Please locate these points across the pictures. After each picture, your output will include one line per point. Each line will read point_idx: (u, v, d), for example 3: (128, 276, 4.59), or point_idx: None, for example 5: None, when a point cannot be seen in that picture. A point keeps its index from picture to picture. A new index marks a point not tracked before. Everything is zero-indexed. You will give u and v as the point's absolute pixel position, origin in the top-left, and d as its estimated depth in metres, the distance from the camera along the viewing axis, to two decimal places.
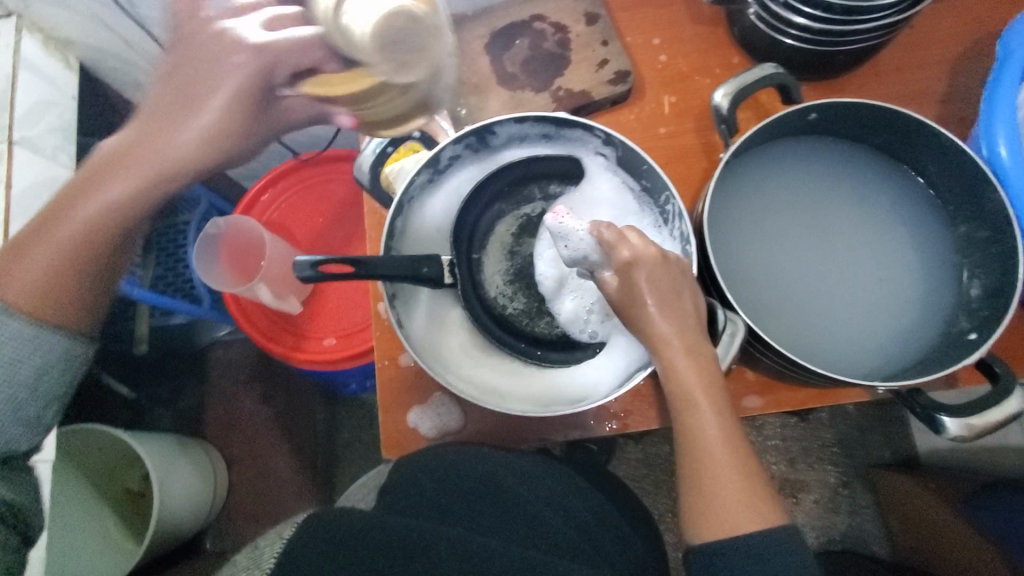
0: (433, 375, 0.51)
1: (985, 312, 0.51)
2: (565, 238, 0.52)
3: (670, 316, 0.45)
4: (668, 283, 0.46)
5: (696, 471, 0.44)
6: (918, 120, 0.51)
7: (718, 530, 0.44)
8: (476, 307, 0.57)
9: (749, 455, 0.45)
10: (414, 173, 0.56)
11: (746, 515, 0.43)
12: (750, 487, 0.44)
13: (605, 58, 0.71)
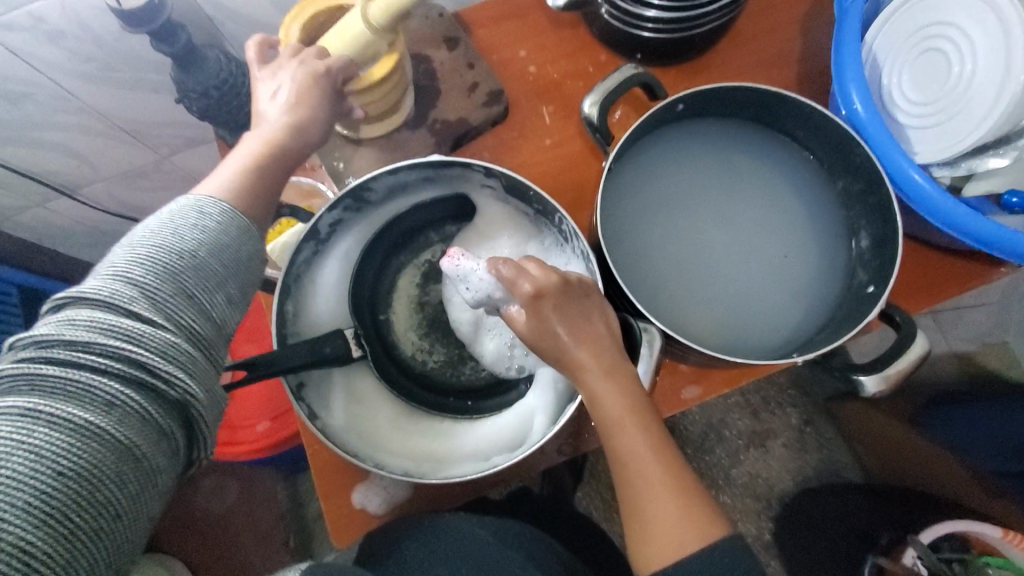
0: (355, 461, 0.47)
1: (876, 262, 0.53)
2: (465, 281, 0.48)
3: (584, 341, 0.44)
4: (573, 309, 0.45)
5: (634, 495, 0.43)
6: (774, 92, 0.53)
7: (661, 556, 0.41)
8: (394, 371, 0.57)
9: (682, 469, 0.43)
10: (296, 250, 0.52)
11: (688, 533, 0.41)
12: (687, 503, 0.42)
13: (475, 81, 0.70)
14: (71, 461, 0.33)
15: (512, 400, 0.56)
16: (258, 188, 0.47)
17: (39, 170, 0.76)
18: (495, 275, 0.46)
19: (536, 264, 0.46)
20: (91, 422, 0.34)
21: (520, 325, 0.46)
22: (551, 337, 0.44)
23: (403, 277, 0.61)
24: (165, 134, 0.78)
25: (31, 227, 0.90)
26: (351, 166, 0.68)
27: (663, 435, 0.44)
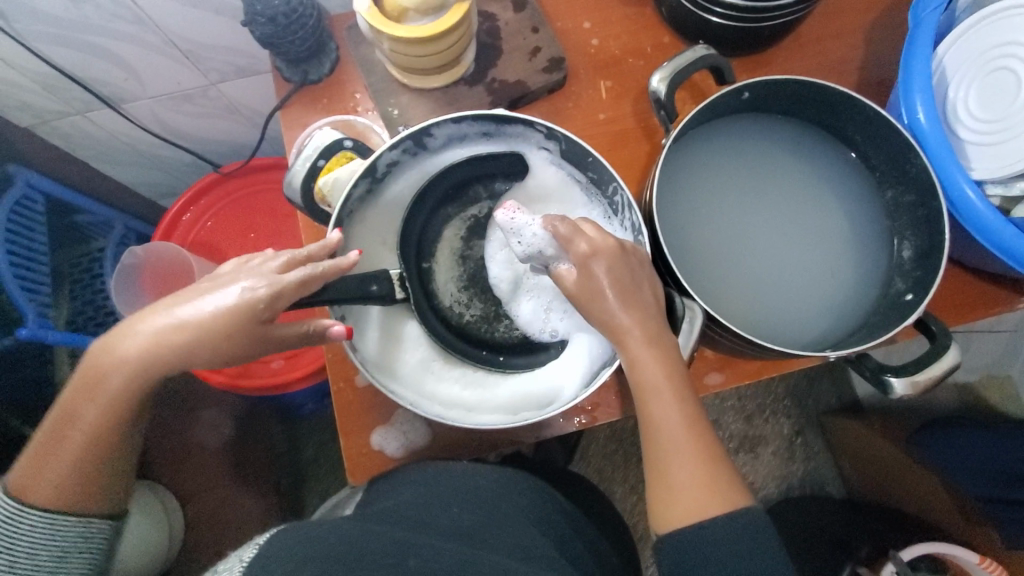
0: (390, 395, 0.49)
1: (917, 272, 0.54)
2: (517, 234, 0.49)
3: (631, 308, 0.45)
4: (625, 277, 0.45)
5: (661, 459, 0.44)
6: (841, 93, 0.53)
7: (682, 518, 0.43)
8: (432, 319, 0.57)
9: (711, 441, 0.44)
10: (352, 185, 0.52)
11: (709, 501, 0.43)
12: (713, 473, 0.43)
13: (537, 45, 0.69)
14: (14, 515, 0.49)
15: (543, 362, 0.57)
16: (188, 339, 0.46)
17: (87, 77, 0.76)
18: (551, 232, 0.47)
19: (593, 228, 0.47)
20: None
21: (568, 285, 0.48)
22: (599, 299, 0.45)
23: (449, 227, 0.61)
24: (216, 59, 0.78)
25: (66, 135, 0.89)
26: (404, 114, 0.68)
27: (695, 406, 0.45)
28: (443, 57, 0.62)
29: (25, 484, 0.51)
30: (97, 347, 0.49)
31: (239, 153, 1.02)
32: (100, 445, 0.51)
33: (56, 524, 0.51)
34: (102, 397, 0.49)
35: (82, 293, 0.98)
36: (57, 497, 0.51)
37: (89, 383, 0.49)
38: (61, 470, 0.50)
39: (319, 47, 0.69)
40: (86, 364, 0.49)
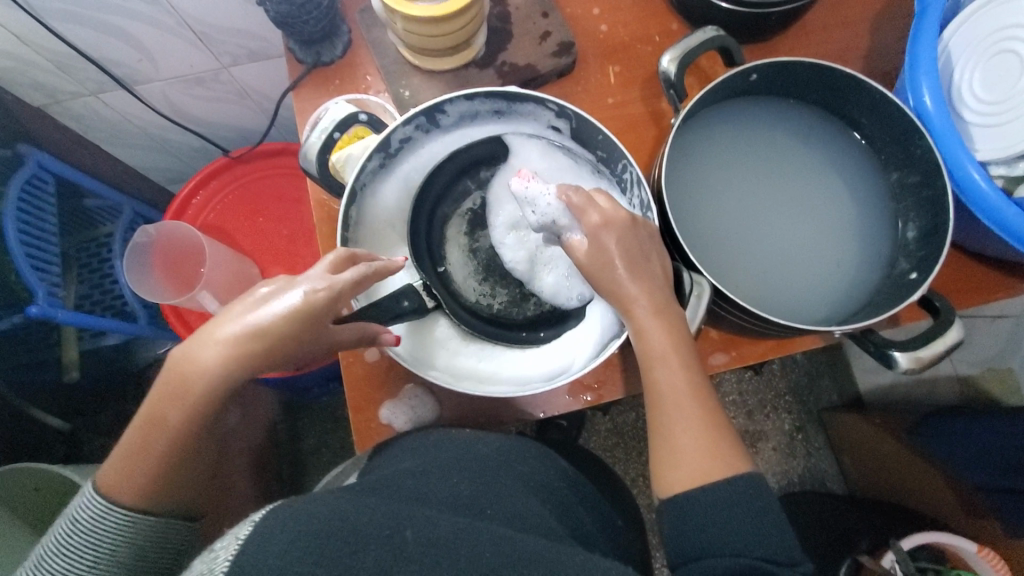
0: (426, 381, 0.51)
1: (922, 252, 0.55)
2: (533, 205, 0.51)
3: (641, 277, 0.46)
4: (636, 247, 0.47)
5: (665, 425, 0.45)
6: (846, 74, 0.54)
7: (684, 482, 0.44)
8: (461, 311, 0.58)
9: (714, 409, 0.45)
10: (366, 159, 0.54)
11: (712, 465, 0.43)
12: (715, 438, 0.44)
13: (547, 30, 0.70)
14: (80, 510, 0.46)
15: (563, 331, 0.58)
16: (253, 345, 0.45)
17: (101, 57, 0.77)
18: (565, 202, 0.49)
19: (605, 200, 0.48)
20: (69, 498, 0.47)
21: (578, 255, 0.48)
22: (609, 268, 0.46)
23: (446, 216, 0.61)
24: (230, 42, 0.78)
25: (79, 117, 0.90)
26: (415, 96, 0.69)
27: (699, 375, 0.46)
28: (455, 38, 0.63)
29: (113, 484, 0.46)
30: (194, 345, 0.45)
31: (247, 138, 1.03)
32: (186, 445, 0.47)
33: (138, 525, 0.47)
34: (193, 394, 0.45)
35: (89, 277, 1.00)
36: (148, 498, 0.47)
37: (183, 378, 0.45)
38: (154, 465, 0.46)
39: (332, 29, 0.69)
40: (181, 359, 0.45)
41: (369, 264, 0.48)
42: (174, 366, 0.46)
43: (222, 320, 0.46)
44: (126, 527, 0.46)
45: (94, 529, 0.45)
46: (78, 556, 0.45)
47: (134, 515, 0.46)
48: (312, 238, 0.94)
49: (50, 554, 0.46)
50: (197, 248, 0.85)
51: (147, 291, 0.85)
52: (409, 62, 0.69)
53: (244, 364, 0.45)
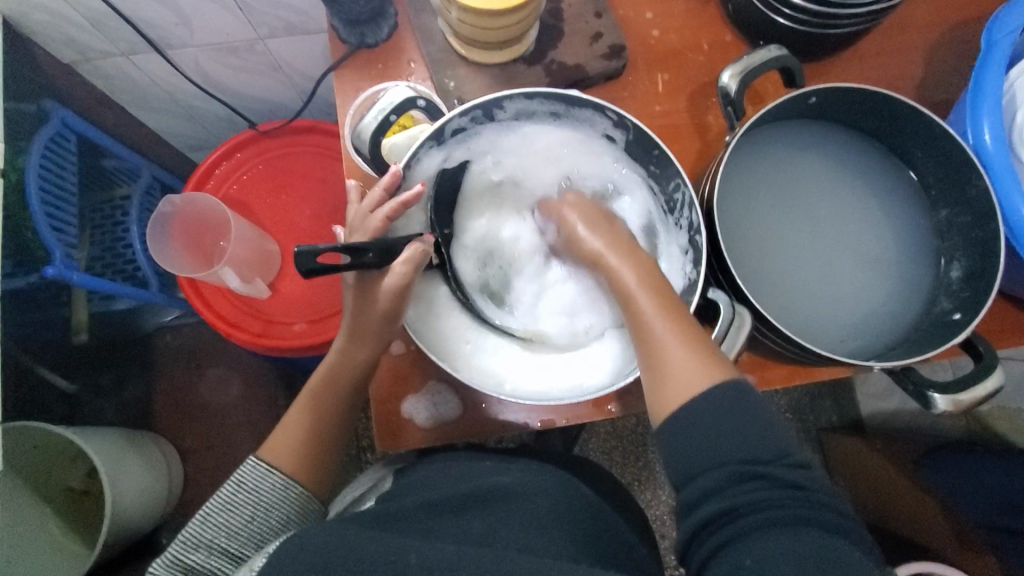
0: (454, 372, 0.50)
1: (966, 293, 0.54)
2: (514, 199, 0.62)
3: (632, 256, 0.51)
4: (621, 236, 0.54)
5: (657, 345, 0.46)
6: (909, 106, 0.53)
7: (676, 399, 0.44)
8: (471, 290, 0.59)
9: (693, 322, 0.47)
10: (418, 144, 0.52)
11: (701, 372, 0.44)
12: (702, 350, 0.45)
13: (599, 31, 0.68)
14: (223, 503, 0.51)
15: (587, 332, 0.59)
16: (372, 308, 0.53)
17: (138, 19, 0.74)
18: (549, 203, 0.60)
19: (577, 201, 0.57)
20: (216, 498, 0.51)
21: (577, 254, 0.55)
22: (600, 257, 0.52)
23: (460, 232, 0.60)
24: (269, 13, 0.76)
25: (107, 77, 0.87)
26: (459, 88, 0.67)
27: (675, 297, 0.49)
28: (509, 32, 0.62)
29: (282, 460, 0.53)
30: (345, 356, 0.55)
31: (275, 111, 1.01)
32: (334, 422, 0.56)
33: (289, 490, 0.53)
34: (347, 385, 0.55)
35: (102, 239, 0.99)
36: (301, 466, 0.53)
37: (337, 381, 0.55)
38: (309, 440, 0.54)
39: (380, 10, 0.67)
40: (340, 368, 0.55)
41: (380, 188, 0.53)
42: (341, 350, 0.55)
43: (373, 321, 0.53)
44: (279, 491, 0.52)
45: (258, 489, 0.51)
46: (246, 509, 0.51)
47: (288, 480, 0.53)
48: (334, 219, 0.93)
49: (208, 516, 0.50)
50: (221, 218, 0.85)
51: (167, 261, 0.83)
52: (456, 51, 0.68)
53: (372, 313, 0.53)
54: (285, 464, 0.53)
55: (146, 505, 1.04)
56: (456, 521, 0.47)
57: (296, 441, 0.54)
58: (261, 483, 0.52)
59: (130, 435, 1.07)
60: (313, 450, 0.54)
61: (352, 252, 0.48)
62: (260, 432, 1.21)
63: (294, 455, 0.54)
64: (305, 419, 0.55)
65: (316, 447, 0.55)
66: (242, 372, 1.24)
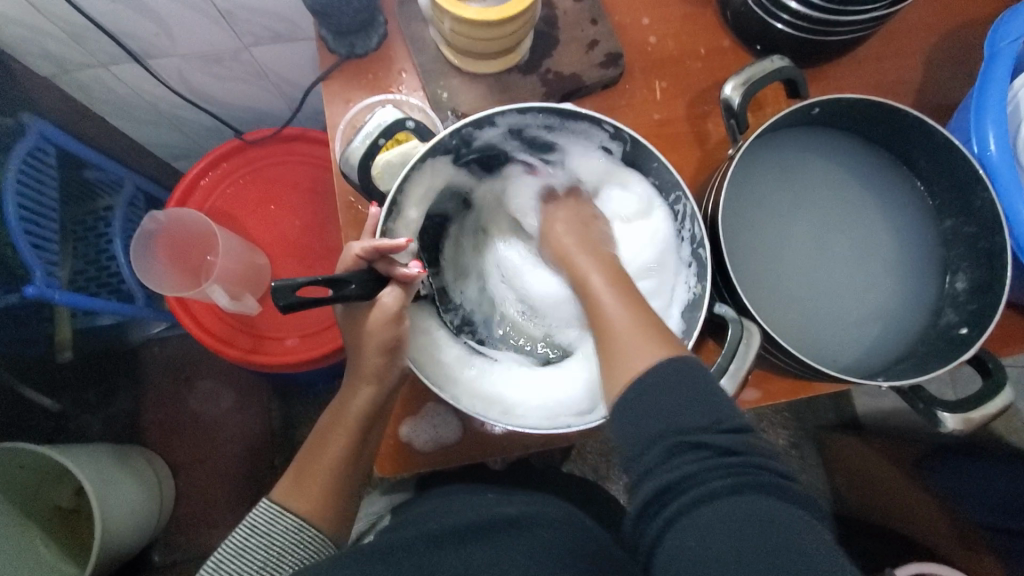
0: (452, 401, 0.48)
1: (972, 306, 0.54)
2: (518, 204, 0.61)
3: (598, 257, 0.51)
4: (592, 236, 0.55)
5: (604, 326, 0.45)
6: (915, 117, 0.52)
7: (622, 378, 0.41)
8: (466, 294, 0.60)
9: (646, 306, 0.45)
10: (412, 164, 0.49)
11: (644, 347, 0.41)
12: (648, 325, 0.43)
13: (595, 38, 0.67)
14: (235, 539, 0.47)
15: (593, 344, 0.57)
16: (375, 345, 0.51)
17: (118, 30, 0.71)
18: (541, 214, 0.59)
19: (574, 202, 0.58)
20: (230, 537, 0.47)
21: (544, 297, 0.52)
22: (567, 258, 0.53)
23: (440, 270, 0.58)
24: (254, 22, 0.73)
25: (86, 88, 0.84)
26: (453, 99, 0.65)
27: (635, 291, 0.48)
28: (504, 43, 0.60)
29: (299, 505, 0.49)
30: (359, 391, 0.52)
31: (261, 119, 0.98)
32: (352, 463, 0.51)
33: (304, 533, 0.48)
34: (363, 419, 0.52)
35: (85, 253, 0.96)
36: (315, 507, 0.49)
37: (351, 417, 0.51)
38: (323, 480, 0.50)
39: (369, 19, 0.65)
40: (354, 402, 0.52)
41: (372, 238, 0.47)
42: (354, 391, 0.52)
43: (370, 359, 0.51)
44: (293, 535, 0.47)
45: (270, 533, 0.47)
46: (257, 556, 0.46)
47: (302, 521, 0.48)
48: (324, 228, 0.91)
49: (218, 565, 0.46)
50: (206, 233, 0.83)
51: (153, 280, 0.81)
52: (449, 61, 0.66)
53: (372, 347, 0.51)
54: (299, 507, 0.49)
55: (138, 524, 1.01)
56: (458, 555, 0.46)
57: (314, 484, 0.50)
58: (273, 526, 0.48)
59: (120, 452, 1.04)
60: (329, 493, 0.50)
61: (333, 283, 0.46)
62: (254, 444, 1.19)
63: (309, 497, 0.49)
64: (320, 462, 0.51)
65: (331, 491, 0.50)
66: (233, 384, 1.21)
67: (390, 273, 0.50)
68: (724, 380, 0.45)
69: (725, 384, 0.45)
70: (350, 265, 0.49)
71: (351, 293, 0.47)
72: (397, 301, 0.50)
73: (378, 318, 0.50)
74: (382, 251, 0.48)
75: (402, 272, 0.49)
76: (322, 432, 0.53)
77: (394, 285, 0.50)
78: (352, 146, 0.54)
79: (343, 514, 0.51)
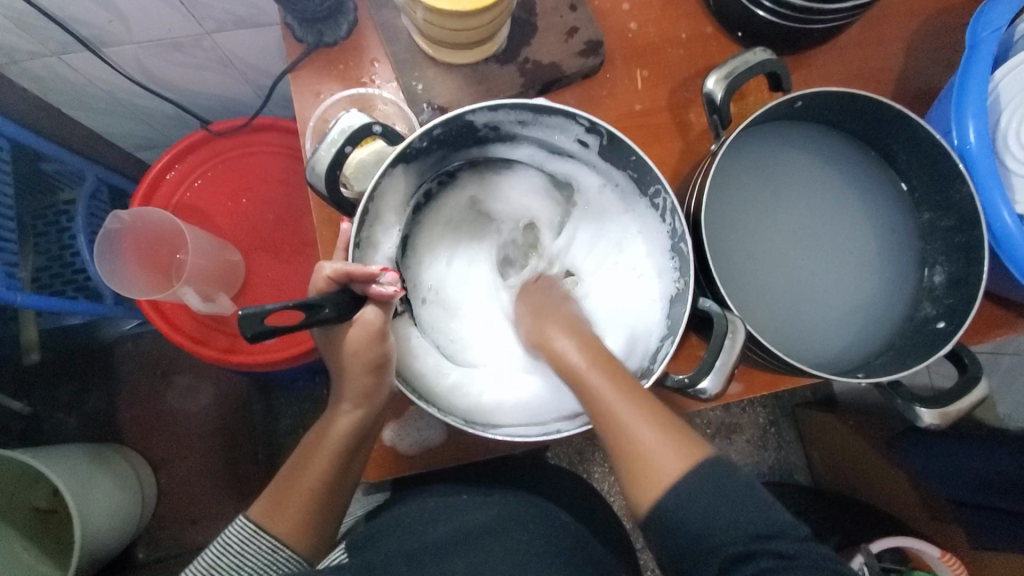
0: (431, 410, 0.47)
1: (948, 299, 0.54)
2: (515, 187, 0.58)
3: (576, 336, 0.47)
4: (561, 308, 0.50)
5: (614, 422, 0.42)
6: (897, 110, 0.51)
7: (653, 488, 0.40)
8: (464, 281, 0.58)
9: (647, 394, 0.43)
10: (382, 169, 0.47)
11: (673, 452, 0.40)
12: (668, 425, 0.41)
13: (575, 25, 0.64)
14: (211, 554, 0.47)
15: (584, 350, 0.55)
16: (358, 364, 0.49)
17: (67, 17, 0.67)
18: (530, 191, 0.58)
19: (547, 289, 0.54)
20: (208, 550, 0.48)
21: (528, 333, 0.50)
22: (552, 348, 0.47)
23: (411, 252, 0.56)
24: (214, 7, 0.69)
25: (38, 78, 0.80)
26: (428, 91, 0.63)
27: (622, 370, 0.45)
28: (479, 33, 0.58)
29: (273, 525, 0.48)
30: (343, 410, 0.50)
31: (229, 107, 0.94)
32: (332, 482, 0.49)
33: (278, 553, 0.47)
34: (346, 442, 0.50)
35: (48, 249, 0.92)
36: (292, 530, 0.48)
37: (333, 439, 0.50)
38: (302, 503, 0.48)
39: (337, 6, 0.62)
40: (338, 423, 0.50)
41: (346, 262, 0.44)
42: (338, 411, 0.50)
43: (357, 377, 0.49)
44: (265, 556, 0.47)
45: (243, 553, 0.47)
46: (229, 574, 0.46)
47: (276, 542, 0.47)
48: (298, 223, 0.88)
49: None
50: (174, 231, 0.79)
51: (125, 286, 0.78)
52: (423, 50, 0.63)
53: (352, 365, 0.49)
54: (273, 527, 0.47)
55: (119, 523, 1.00)
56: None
57: (293, 504, 0.48)
58: (248, 544, 0.47)
59: (96, 452, 1.02)
60: (307, 514, 0.48)
61: (306, 309, 0.43)
62: (236, 439, 1.17)
63: (284, 518, 0.48)
64: (301, 483, 0.49)
65: (310, 512, 0.48)
66: (211, 379, 1.19)
67: (367, 292, 0.47)
68: (708, 379, 0.45)
69: (710, 382, 0.45)
70: (320, 287, 0.46)
71: (327, 318, 0.44)
72: (379, 316, 0.48)
73: (361, 336, 0.48)
74: (357, 273, 0.45)
75: (380, 291, 0.45)
76: (305, 450, 0.51)
77: (372, 303, 0.47)
78: (319, 154, 0.50)
79: (323, 532, 0.49)
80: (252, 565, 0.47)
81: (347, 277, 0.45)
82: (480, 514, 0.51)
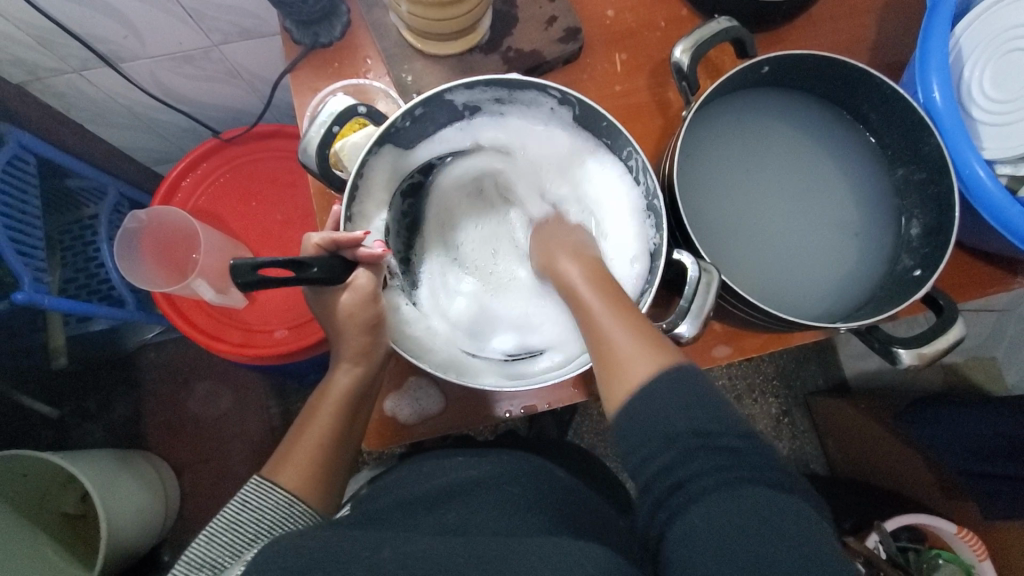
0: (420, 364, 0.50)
1: (925, 249, 0.56)
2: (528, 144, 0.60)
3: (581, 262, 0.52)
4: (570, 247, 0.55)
5: (595, 330, 0.47)
6: (861, 68, 0.53)
7: (622, 391, 0.42)
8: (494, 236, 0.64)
9: (628, 307, 0.48)
10: (370, 146, 0.51)
11: (643, 358, 0.43)
12: (640, 330, 0.45)
13: (553, 15, 0.68)
14: (224, 513, 0.48)
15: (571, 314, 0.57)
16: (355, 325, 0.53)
17: (86, 34, 0.73)
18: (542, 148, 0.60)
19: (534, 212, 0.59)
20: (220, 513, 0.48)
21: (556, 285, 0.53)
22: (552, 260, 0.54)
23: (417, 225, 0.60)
24: (219, 18, 0.74)
25: (62, 95, 0.86)
26: (418, 81, 0.67)
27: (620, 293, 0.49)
28: (461, 22, 0.62)
29: (286, 479, 0.51)
30: (343, 369, 0.55)
31: (238, 118, 1.00)
32: (335, 440, 0.54)
33: (293, 506, 0.50)
34: (345, 400, 0.54)
35: (74, 261, 0.97)
36: (304, 483, 0.51)
37: (335, 397, 0.55)
38: (311, 458, 0.52)
39: (331, 9, 0.67)
40: (337, 383, 0.55)
41: (334, 233, 0.49)
42: (337, 375, 0.55)
43: (354, 338, 0.53)
44: (282, 508, 0.49)
45: (260, 507, 0.48)
46: (249, 527, 0.47)
47: (291, 496, 0.50)
48: (304, 221, 0.92)
49: (211, 537, 0.46)
50: (188, 229, 0.84)
51: (141, 281, 0.83)
52: (411, 45, 0.67)
53: (350, 326, 0.53)
54: (287, 482, 0.51)
55: (144, 522, 1.03)
56: (430, 515, 0.48)
57: (304, 461, 0.52)
58: (263, 500, 0.49)
59: (120, 454, 1.06)
60: (320, 470, 0.52)
61: (295, 268, 0.46)
62: (253, 441, 1.21)
63: (299, 475, 0.51)
64: (309, 442, 0.53)
65: (320, 469, 0.53)
66: (228, 383, 1.23)
67: (356, 258, 0.51)
68: (686, 322, 0.47)
69: (687, 326, 0.47)
70: (311, 254, 0.50)
71: (316, 276, 0.47)
72: (370, 280, 0.52)
73: (355, 299, 0.52)
74: (345, 241, 0.50)
75: (369, 252, 0.50)
76: (309, 413, 0.55)
77: (364, 267, 0.52)
78: (306, 141, 0.54)
79: (330, 486, 0.53)
80: (270, 514, 0.49)
81: (336, 246, 0.49)
82: (471, 467, 0.54)
